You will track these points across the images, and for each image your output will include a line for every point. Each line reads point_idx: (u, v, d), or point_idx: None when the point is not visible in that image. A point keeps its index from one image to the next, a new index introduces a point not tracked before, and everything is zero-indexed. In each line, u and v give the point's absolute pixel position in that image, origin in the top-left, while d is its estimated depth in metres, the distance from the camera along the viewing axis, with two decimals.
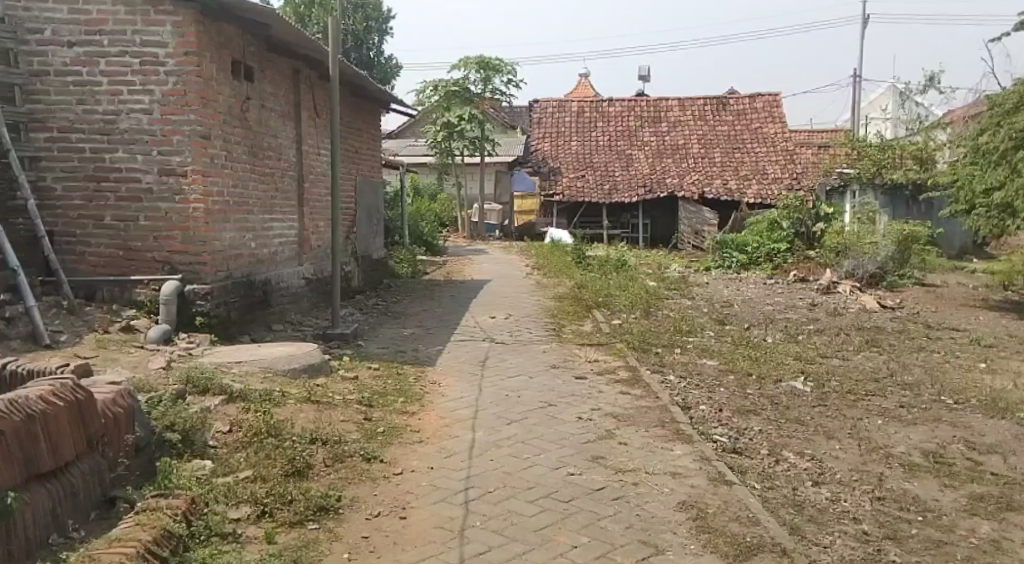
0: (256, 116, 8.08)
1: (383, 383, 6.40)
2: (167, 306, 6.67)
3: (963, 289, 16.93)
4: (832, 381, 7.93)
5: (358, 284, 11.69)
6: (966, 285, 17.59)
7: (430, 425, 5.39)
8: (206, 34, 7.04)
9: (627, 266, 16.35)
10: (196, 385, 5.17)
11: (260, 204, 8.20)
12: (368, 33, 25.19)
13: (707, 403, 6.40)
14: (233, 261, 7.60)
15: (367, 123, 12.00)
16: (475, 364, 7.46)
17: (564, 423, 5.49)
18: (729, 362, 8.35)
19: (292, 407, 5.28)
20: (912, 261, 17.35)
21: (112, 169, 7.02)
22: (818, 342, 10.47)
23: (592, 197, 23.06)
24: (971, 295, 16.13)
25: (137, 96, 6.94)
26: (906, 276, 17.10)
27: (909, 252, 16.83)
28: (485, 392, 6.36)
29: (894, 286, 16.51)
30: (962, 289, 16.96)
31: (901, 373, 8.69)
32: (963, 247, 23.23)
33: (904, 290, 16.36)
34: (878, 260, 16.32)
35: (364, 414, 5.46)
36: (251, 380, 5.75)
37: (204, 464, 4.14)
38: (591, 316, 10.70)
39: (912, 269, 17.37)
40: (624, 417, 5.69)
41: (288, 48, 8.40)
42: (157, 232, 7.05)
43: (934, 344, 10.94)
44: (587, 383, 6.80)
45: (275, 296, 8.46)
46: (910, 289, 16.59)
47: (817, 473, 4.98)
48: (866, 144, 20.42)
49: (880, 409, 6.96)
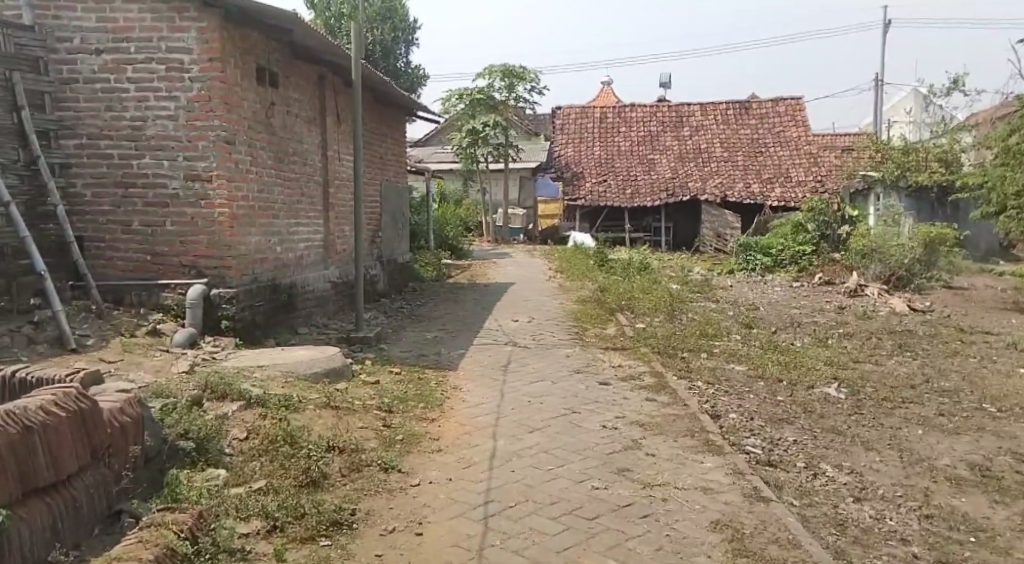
0: (282, 120, 7.95)
1: (404, 388, 6.21)
2: (194, 309, 6.57)
3: (992, 291, 16.55)
4: (868, 389, 7.66)
5: (384, 287, 11.54)
6: (994, 287, 17.22)
7: (450, 432, 5.19)
8: (230, 39, 6.90)
9: (650, 270, 16.09)
10: (215, 391, 4.98)
11: (285, 209, 8.06)
12: (395, 43, 23.51)
13: (737, 411, 6.13)
14: (259, 265, 7.45)
15: (393, 128, 11.86)
16: (497, 369, 7.25)
17: (588, 431, 5.26)
18: (760, 368, 8.11)
19: (310, 412, 5.09)
20: (939, 263, 17.02)
21: (139, 174, 6.90)
22: (849, 348, 10.18)
23: (615, 201, 22.80)
24: (1002, 297, 15.71)
25: (163, 102, 6.83)
26: (933, 280, 16.78)
27: (938, 252, 16.59)
28: (507, 398, 6.14)
29: (922, 289, 16.19)
30: (989, 291, 16.56)
31: (939, 380, 8.43)
32: (991, 249, 22.61)
33: (932, 292, 16.02)
34: (906, 262, 15.97)
35: (383, 421, 5.27)
36: (271, 385, 5.57)
37: (216, 473, 3.95)
38: (616, 320, 10.48)
39: (939, 271, 17.10)
40: (652, 426, 5.45)
41: (313, 55, 8.26)
42: (182, 236, 6.92)
43: (968, 349, 10.63)
44: (612, 389, 6.55)
45: (299, 299, 8.32)
46: (937, 291, 16.28)
47: (859, 488, 4.69)
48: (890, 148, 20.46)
49: (919, 417, 6.70)
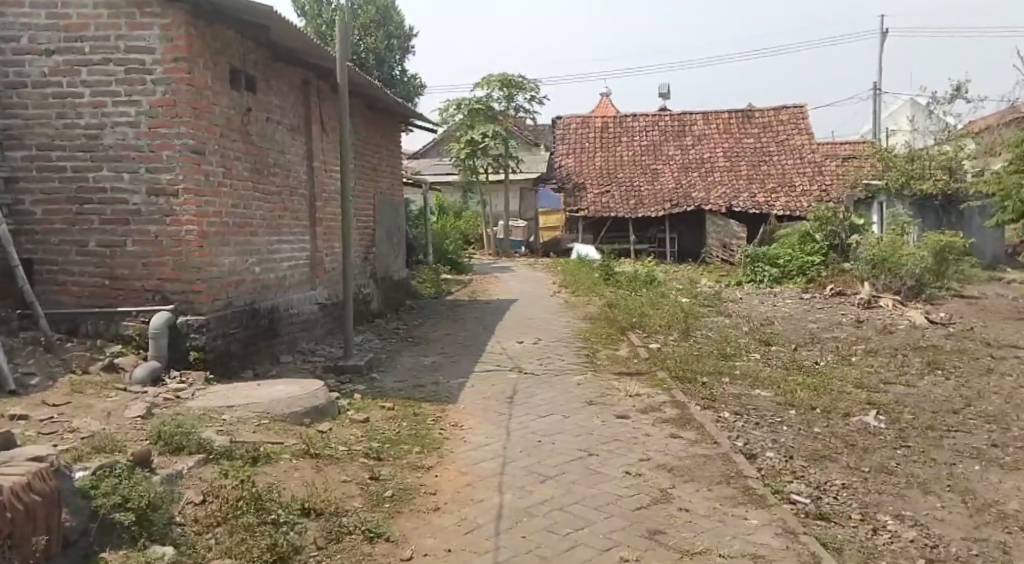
0: (260, 129, 7.32)
1: (396, 427, 5.54)
2: (157, 340, 5.98)
3: (1006, 300, 15.93)
4: (909, 415, 6.99)
5: (378, 307, 10.88)
6: (1008, 295, 16.59)
7: (448, 485, 4.50)
8: (197, 37, 6.27)
9: (657, 282, 15.47)
10: (169, 443, 4.39)
11: (266, 225, 7.43)
12: (388, 51, 22.68)
13: (774, 449, 5.46)
14: (234, 288, 6.80)
15: (387, 139, 11.23)
16: (501, 401, 6.55)
17: (607, 480, 4.58)
18: (788, 394, 7.43)
19: (284, 466, 4.47)
20: (949, 272, 16.44)
21: (96, 189, 6.26)
22: (875, 367, 9.52)
23: (617, 212, 22.21)
24: (1019, 307, 15.05)
25: (123, 107, 6.19)
26: (944, 288, 16.23)
27: (946, 262, 16.11)
28: (513, 438, 5.46)
29: (934, 298, 15.60)
30: (1002, 300, 15.93)
31: (981, 403, 7.75)
32: (996, 258, 21.82)
33: (944, 302, 15.42)
34: (917, 271, 15.38)
35: (371, 471, 4.60)
36: (240, 432, 4.92)
37: (159, 555, 3.29)
38: (626, 340, 9.83)
39: (950, 280, 16.52)
40: (680, 471, 4.77)
41: (294, 56, 7.65)
42: (145, 258, 6.26)
43: (1001, 366, 9.93)
44: (631, 424, 5.87)
45: (282, 324, 7.66)
46: (951, 300, 15.67)
47: (928, 547, 4.00)
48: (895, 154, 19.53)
49: (972, 449, 6.01)
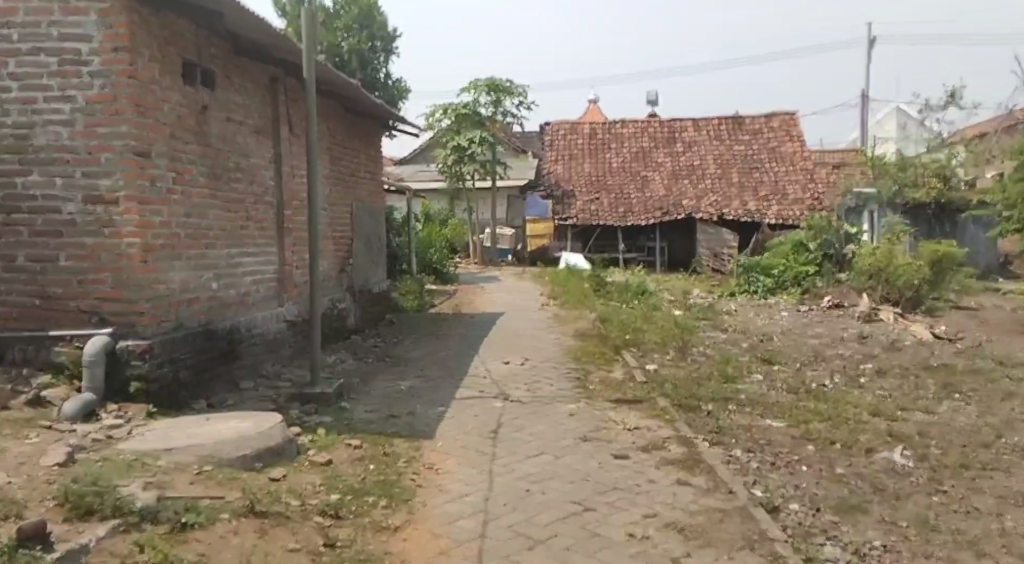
0: (218, 129, 6.58)
1: (363, 473, 4.78)
2: (92, 370, 5.20)
3: (1003, 312, 15.31)
4: (937, 450, 6.28)
5: (356, 323, 10.12)
6: (1005, 307, 15.98)
7: (418, 553, 3.74)
8: (142, 25, 5.52)
9: (648, 293, 14.78)
10: (78, 506, 3.60)
11: (225, 235, 6.68)
12: (372, 53, 21.94)
13: (798, 498, 4.75)
14: (186, 308, 6.05)
15: (366, 143, 10.49)
16: (485, 437, 5.79)
17: (608, 547, 3.85)
18: (802, 425, 6.71)
19: (222, 529, 3.68)
20: (947, 282, 15.81)
21: (25, 197, 5.50)
22: (887, 389, 8.82)
23: (608, 220, 21.54)
24: (1019, 318, 14.44)
25: (55, 104, 5.43)
26: (941, 300, 15.55)
27: (945, 272, 15.44)
28: (497, 486, 4.72)
29: (933, 311, 14.95)
30: (1002, 312, 15.30)
31: (1010, 435, 7.05)
32: (989, 268, 21.18)
33: (943, 314, 14.78)
34: (914, 283, 14.69)
35: (325, 535, 3.83)
36: (175, 483, 4.15)
37: None
38: (621, 359, 9.11)
39: (947, 290, 15.86)
40: (694, 531, 4.05)
41: (257, 49, 6.93)
42: (81, 275, 5.49)
43: (1020, 389, 9.22)
44: (632, 467, 5.14)
45: (243, 346, 6.89)
46: (950, 313, 15.03)
47: None
48: (885, 161, 19.14)
49: (1015, 494, 5.32)
